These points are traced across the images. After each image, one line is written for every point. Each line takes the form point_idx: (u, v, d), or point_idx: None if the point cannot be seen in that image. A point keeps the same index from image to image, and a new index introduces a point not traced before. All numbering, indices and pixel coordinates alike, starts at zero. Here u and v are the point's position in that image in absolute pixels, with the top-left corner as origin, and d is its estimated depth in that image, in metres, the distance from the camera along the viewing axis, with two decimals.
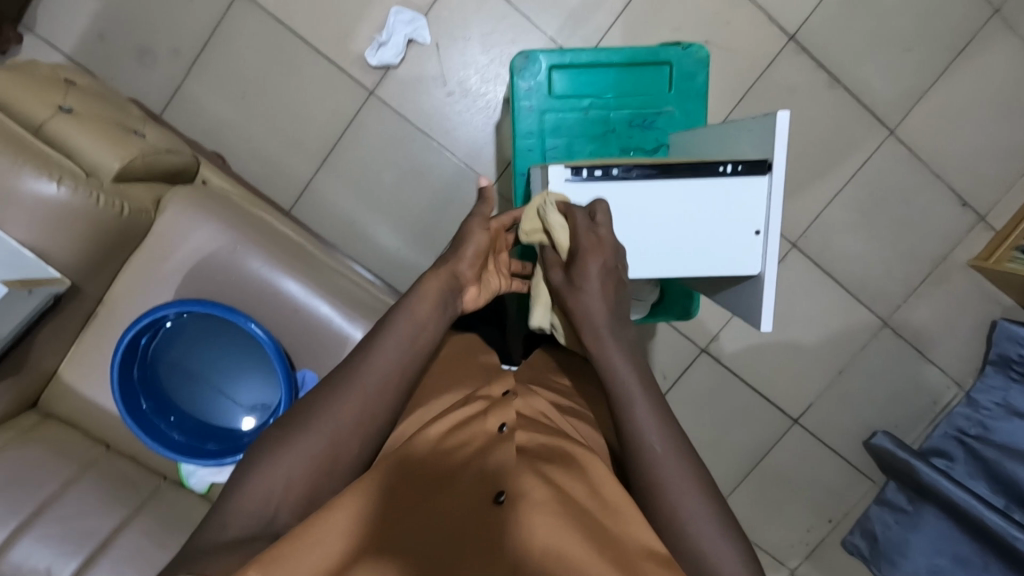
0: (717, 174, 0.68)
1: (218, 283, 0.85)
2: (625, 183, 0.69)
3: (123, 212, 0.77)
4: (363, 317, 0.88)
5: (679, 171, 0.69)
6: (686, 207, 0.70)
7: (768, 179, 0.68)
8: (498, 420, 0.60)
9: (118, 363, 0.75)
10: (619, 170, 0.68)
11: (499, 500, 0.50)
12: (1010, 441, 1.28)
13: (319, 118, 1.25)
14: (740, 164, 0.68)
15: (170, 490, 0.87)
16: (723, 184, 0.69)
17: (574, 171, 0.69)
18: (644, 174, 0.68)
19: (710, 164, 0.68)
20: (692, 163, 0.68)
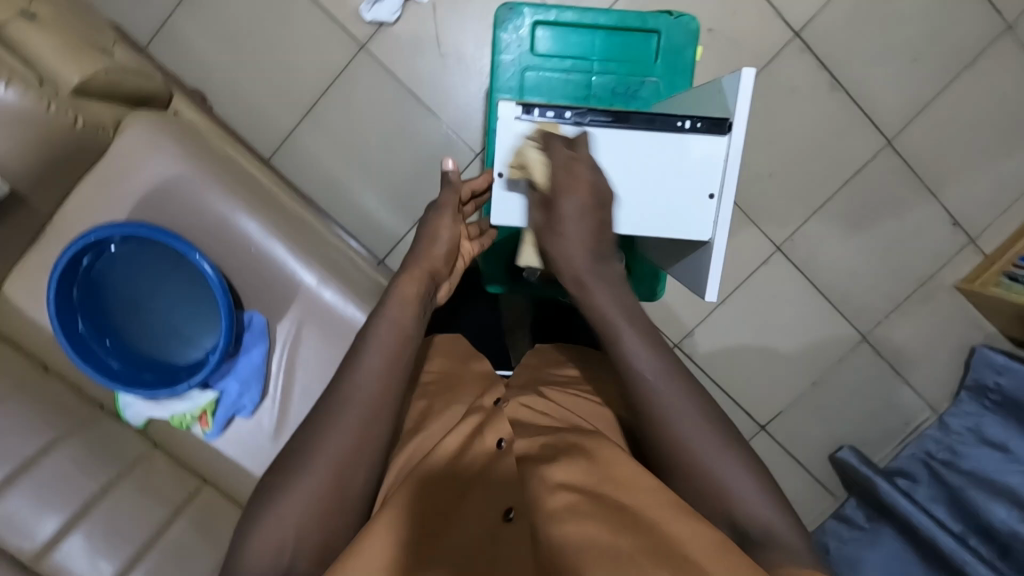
0: (675, 129, 0.68)
1: (172, 212, 0.83)
2: (578, 127, 0.69)
3: (76, 123, 0.75)
4: (319, 264, 0.87)
5: (636, 122, 0.69)
6: (639, 159, 0.70)
7: (726, 140, 0.68)
8: (495, 436, 0.61)
9: (55, 279, 0.72)
10: (573, 113, 0.68)
11: (510, 518, 0.52)
12: (977, 468, 1.26)
13: (308, 68, 1.22)
14: (699, 122, 0.68)
15: (104, 421, 0.85)
16: (679, 139, 0.69)
17: (526, 110, 0.69)
18: (599, 120, 0.68)
19: (669, 118, 0.68)
20: (649, 115, 0.68)
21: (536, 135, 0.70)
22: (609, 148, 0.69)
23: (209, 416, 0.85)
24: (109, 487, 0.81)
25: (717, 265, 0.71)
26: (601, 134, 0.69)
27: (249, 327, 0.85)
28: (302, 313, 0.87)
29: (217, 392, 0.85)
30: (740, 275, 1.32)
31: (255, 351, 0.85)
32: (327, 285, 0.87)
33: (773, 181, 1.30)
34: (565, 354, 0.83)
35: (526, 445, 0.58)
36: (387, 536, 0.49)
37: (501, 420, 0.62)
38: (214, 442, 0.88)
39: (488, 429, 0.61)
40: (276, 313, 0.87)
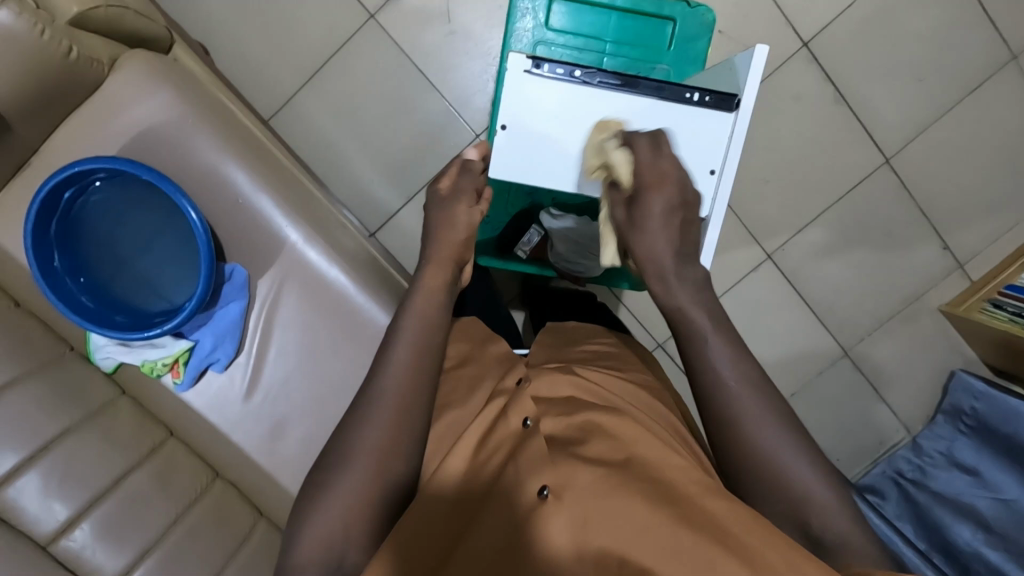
0: (683, 101, 0.70)
1: (161, 154, 0.82)
2: (586, 87, 0.70)
3: (70, 54, 0.73)
4: (306, 223, 0.86)
5: (645, 89, 0.70)
6: (645, 125, 0.70)
7: (731, 117, 0.70)
8: (519, 416, 0.60)
9: (34, 210, 0.71)
10: (582, 72, 0.70)
11: (544, 495, 0.51)
12: (946, 490, 1.25)
13: (315, 33, 1.21)
14: (707, 95, 0.69)
15: (71, 363, 0.83)
16: (689, 111, 0.70)
17: (535, 64, 0.69)
18: (609, 83, 0.70)
19: (679, 88, 0.69)
20: (660, 83, 0.69)
21: (542, 90, 0.70)
22: (614, 112, 0.71)
23: (181, 366, 0.84)
24: (71, 428, 0.79)
25: (712, 241, 0.70)
26: (609, 96, 0.70)
27: (229, 280, 0.84)
28: (287, 271, 0.86)
29: (192, 342, 0.83)
30: (729, 280, 1.32)
31: (234, 305, 0.84)
32: (311, 244, 0.86)
33: (770, 189, 1.30)
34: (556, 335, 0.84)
35: (552, 426, 0.58)
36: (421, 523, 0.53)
37: (525, 400, 0.62)
38: (183, 394, 0.86)
39: (514, 411, 0.60)
40: (261, 269, 0.86)
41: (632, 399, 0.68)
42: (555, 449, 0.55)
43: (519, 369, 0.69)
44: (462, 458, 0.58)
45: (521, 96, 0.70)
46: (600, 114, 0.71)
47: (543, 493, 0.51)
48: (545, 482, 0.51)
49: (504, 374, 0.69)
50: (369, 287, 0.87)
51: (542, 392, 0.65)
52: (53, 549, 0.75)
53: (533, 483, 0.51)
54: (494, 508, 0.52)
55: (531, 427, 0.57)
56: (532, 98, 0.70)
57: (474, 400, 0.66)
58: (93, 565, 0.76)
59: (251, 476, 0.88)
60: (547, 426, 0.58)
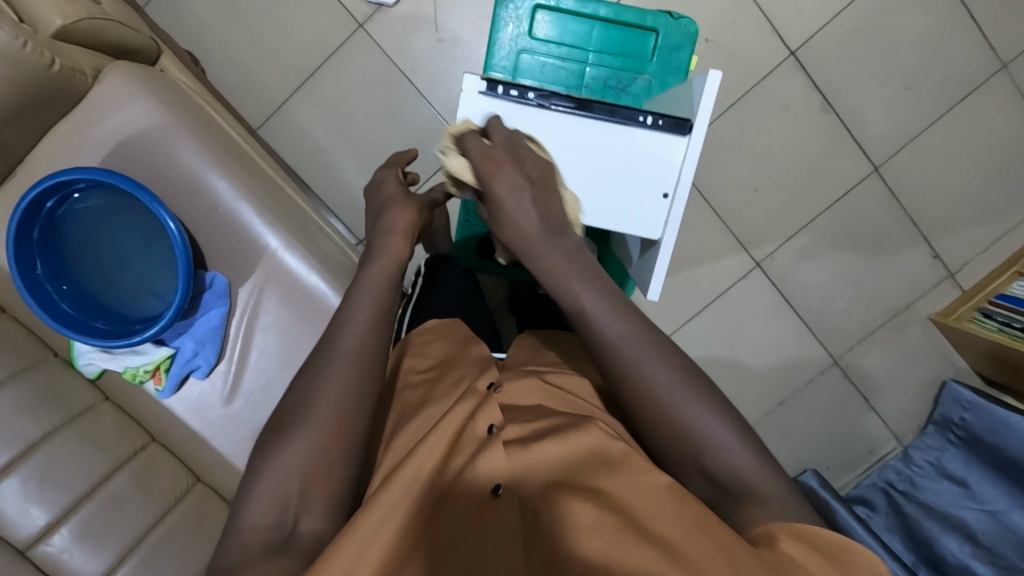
0: (636, 124, 0.70)
1: (143, 164, 0.83)
2: (538, 110, 0.70)
3: (53, 66, 0.74)
4: (286, 229, 0.87)
5: (598, 112, 0.70)
6: (597, 147, 0.71)
7: (685, 141, 0.71)
8: (485, 421, 0.59)
9: (16, 217, 0.72)
10: (535, 95, 0.70)
11: (497, 493, 0.54)
12: (934, 501, 1.25)
13: (305, 40, 1.22)
14: (660, 119, 0.70)
15: (53, 367, 0.84)
16: (642, 134, 0.71)
17: (489, 86, 0.69)
18: (562, 106, 0.70)
19: (631, 112, 0.70)
20: (613, 104, 0.70)
21: (498, 112, 0.71)
22: (569, 134, 0.71)
23: (163, 373, 0.85)
24: (53, 433, 0.80)
25: (664, 263, 0.73)
26: (562, 119, 0.71)
27: (210, 287, 0.85)
28: (262, 279, 0.87)
29: (172, 349, 0.84)
30: (716, 288, 1.32)
31: (214, 312, 0.85)
32: (291, 251, 0.87)
33: (759, 196, 1.30)
34: (534, 338, 0.82)
35: (518, 433, 0.59)
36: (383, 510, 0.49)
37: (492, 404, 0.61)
38: (166, 400, 0.87)
39: (481, 414, 0.60)
40: (241, 276, 0.87)
41: (603, 404, 0.67)
42: (517, 457, 0.56)
43: (492, 372, 0.67)
44: (429, 453, 0.55)
45: (476, 117, 0.71)
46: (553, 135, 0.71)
47: (496, 494, 0.54)
48: (499, 483, 0.54)
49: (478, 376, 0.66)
50: (348, 294, 0.88)
51: (509, 397, 0.65)
52: (32, 553, 0.76)
53: (487, 482, 0.54)
54: (455, 510, 0.52)
55: (495, 436, 0.58)
56: (487, 118, 0.71)
57: (449, 396, 0.63)
58: (70, 570, 0.77)
59: (231, 481, 0.89)
60: (512, 433, 0.59)
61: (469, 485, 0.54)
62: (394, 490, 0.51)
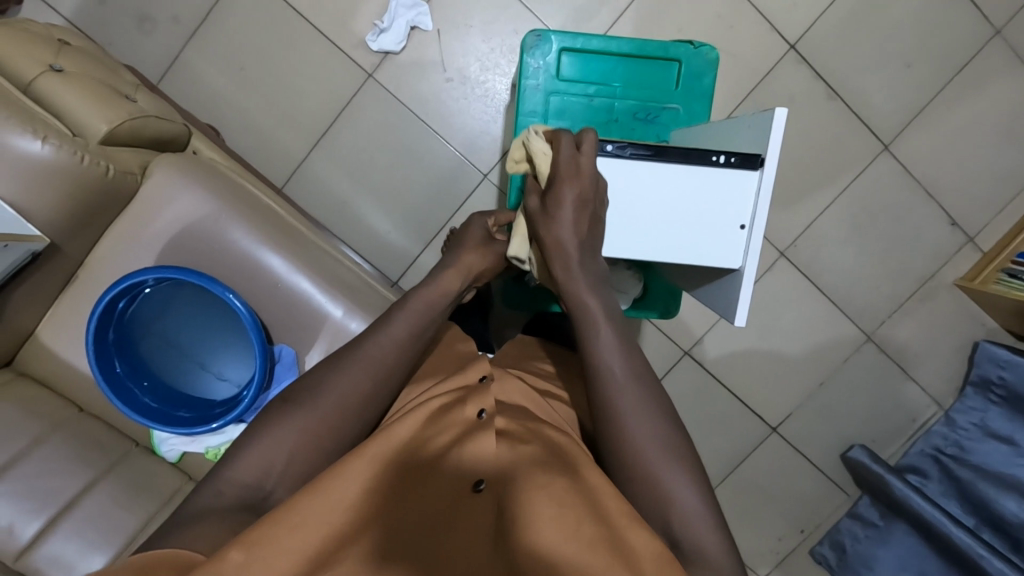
0: (710, 163, 0.71)
1: (202, 252, 0.86)
2: (618, 159, 0.71)
3: (107, 172, 0.77)
4: (343, 294, 0.90)
5: (673, 156, 0.71)
6: (674, 189, 0.72)
7: (758, 175, 0.71)
8: (477, 406, 0.63)
9: (93, 325, 0.74)
10: (614, 146, 0.70)
11: (479, 488, 0.56)
12: (985, 462, 1.28)
13: (317, 98, 1.25)
14: (733, 157, 0.70)
15: (138, 456, 0.88)
16: (716, 173, 0.71)
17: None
18: (639, 153, 0.71)
19: (705, 153, 0.70)
20: (687, 148, 0.70)
21: None
22: (647, 180, 0.72)
23: None
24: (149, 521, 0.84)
25: (747, 296, 0.73)
26: (641, 166, 0.71)
27: (279, 360, 0.86)
28: (328, 342, 0.88)
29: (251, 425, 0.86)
30: None
31: (285, 383, 0.86)
32: (352, 317, 0.89)
33: (776, 188, 1.33)
34: (521, 349, 0.89)
35: (505, 428, 0.61)
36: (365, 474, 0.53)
37: (486, 395, 0.65)
38: None
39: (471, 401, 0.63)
40: (305, 344, 0.88)
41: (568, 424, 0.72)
42: (502, 445, 0.59)
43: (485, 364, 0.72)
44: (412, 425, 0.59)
45: None
46: (630, 184, 0.72)
47: (478, 487, 0.56)
48: (483, 477, 0.57)
49: (468, 367, 0.72)
50: None
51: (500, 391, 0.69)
52: None
53: (472, 476, 0.57)
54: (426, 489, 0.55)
55: (485, 421, 0.61)
56: None
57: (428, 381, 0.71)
58: None
59: None
60: (500, 424, 0.62)
61: (452, 468, 0.57)
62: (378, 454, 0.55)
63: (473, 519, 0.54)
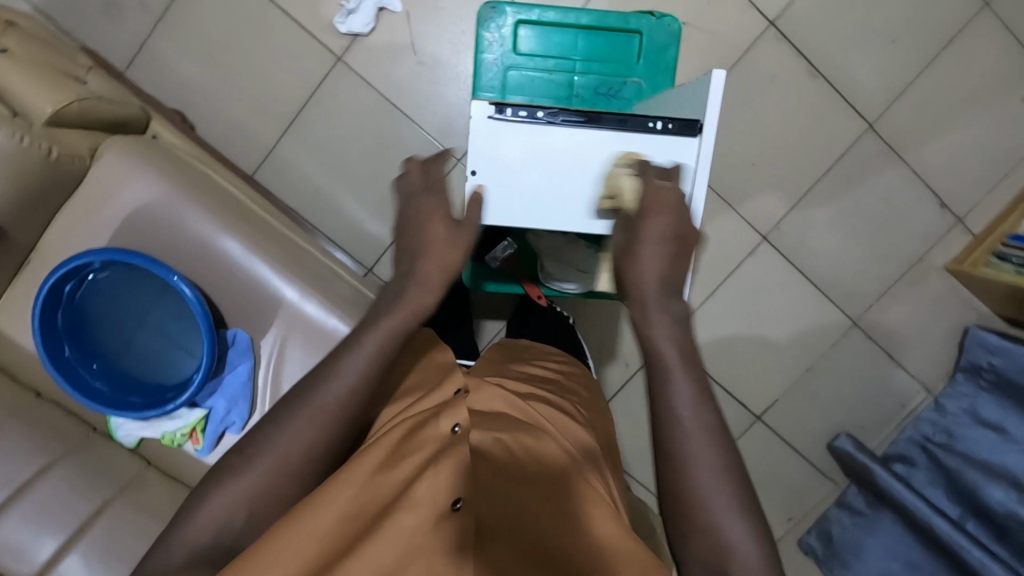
0: (647, 130, 0.69)
1: (152, 236, 0.84)
2: (550, 127, 0.70)
3: (50, 154, 0.76)
4: (300, 277, 0.88)
5: (608, 123, 0.69)
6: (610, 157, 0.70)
7: (697, 143, 0.69)
8: (450, 420, 0.58)
9: (38, 308, 0.74)
10: (544, 113, 0.69)
11: (457, 507, 0.49)
12: (973, 450, 1.26)
13: (286, 82, 1.23)
14: (671, 123, 0.68)
15: (97, 442, 0.87)
16: (655, 140, 0.69)
17: (496, 109, 0.69)
18: (569, 119, 0.69)
19: (642, 118, 0.69)
20: (623, 114, 0.69)
21: (506, 133, 0.70)
22: (581, 149, 0.70)
23: (200, 432, 0.87)
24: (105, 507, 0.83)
25: (688, 272, 0.71)
26: (573, 133, 0.70)
27: (233, 344, 0.86)
28: (282, 323, 0.88)
29: (206, 409, 0.86)
30: (726, 268, 1.32)
31: (241, 368, 0.86)
32: (308, 298, 0.88)
33: (758, 169, 1.29)
34: (505, 352, 0.89)
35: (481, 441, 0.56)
36: (332, 508, 0.52)
37: (460, 407, 0.60)
38: (206, 458, 0.89)
39: (445, 415, 0.58)
40: (260, 329, 0.88)
41: (557, 425, 0.68)
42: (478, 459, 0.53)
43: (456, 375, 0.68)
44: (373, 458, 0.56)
45: (484, 141, 0.71)
46: (563, 153, 0.71)
47: (455, 506, 0.50)
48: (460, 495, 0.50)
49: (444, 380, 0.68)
50: None
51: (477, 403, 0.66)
52: None
53: (448, 493, 0.50)
54: (399, 514, 0.49)
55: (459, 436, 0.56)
56: (495, 140, 0.71)
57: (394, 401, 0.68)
58: None
59: None
60: None
61: (425, 489, 0.50)
62: (343, 490, 0.53)
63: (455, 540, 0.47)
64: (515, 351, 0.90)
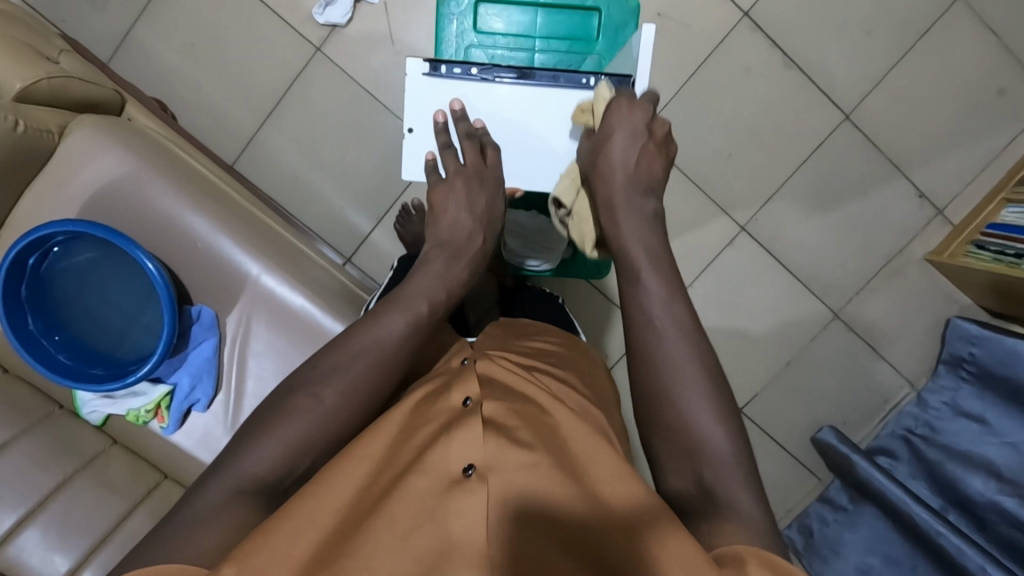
0: (580, 85, 0.76)
1: (119, 212, 0.86)
2: (483, 83, 0.76)
3: (17, 128, 0.78)
4: (266, 255, 0.90)
5: (541, 78, 0.76)
6: (545, 111, 0.77)
7: None
8: (461, 394, 0.56)
9: (2, 278, 0.75)
10: (478, 69, 0.76)
11: (469, 473, 0.47)
12: (953, 441, 1.24)
13: (266, 72, 1.25)
14: (603, 79, 0.76)
15: (61, 418, 0.87)
16: (588, 94, 0.76)
17: (432, 67, 0.75)
18: (505, 77, 0.76)
19: (574, 74, 0.76)
20: (556, 70, 0.76)
21: (443, 89, 0.76)
22: (517, 103, 0.77)
23: (165, 410, 0.87)
24: (66, 482, 0.83)
25: None
26: (507, 88, 0.76)
27: (198, 320, 0.88)
28: (245, 295, 0.89)
29: (170, 385, 0.87)
30: (705, 258, 1.32)
31: (205, 344, 0.88)
32: (269, 272, 0.90)
33: (735, 160, 1.30)
34: (507, 329, 0.79)
35: (495, 408, 0.53)
36: (348, 482, 0.50)
37: (471, 380, 0.58)
38: (172, 436, 0.89)
39: (457, 388, 0.57)
40: (226, 306, 0.90)
41: (568, 393, 0.64)
42: (491, 427, 0.51)
43: (464, 351, 0.66)
44: (385, 435, 0.54)
45: (422, 97, 0.76)
46: (500, 108, 0.77)
47: (467, 473, 0.47)
48: (472, 462, 0.48)
49: (451, 356, 0.66)
50: (338, 312, 0.91)
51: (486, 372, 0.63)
52: None
53: (461, 460, 0.48)
54: (412, 481, 0.47)
55: (470, 406, 0.54)
56: (432, 97, 0.76)
57: None
58: None
59: None
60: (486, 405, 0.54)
61: (439, 456, 0.49)
62: (357, 465, 0.51)
63: (466, 505, 0.45)
64: (518, 327, 0.80)
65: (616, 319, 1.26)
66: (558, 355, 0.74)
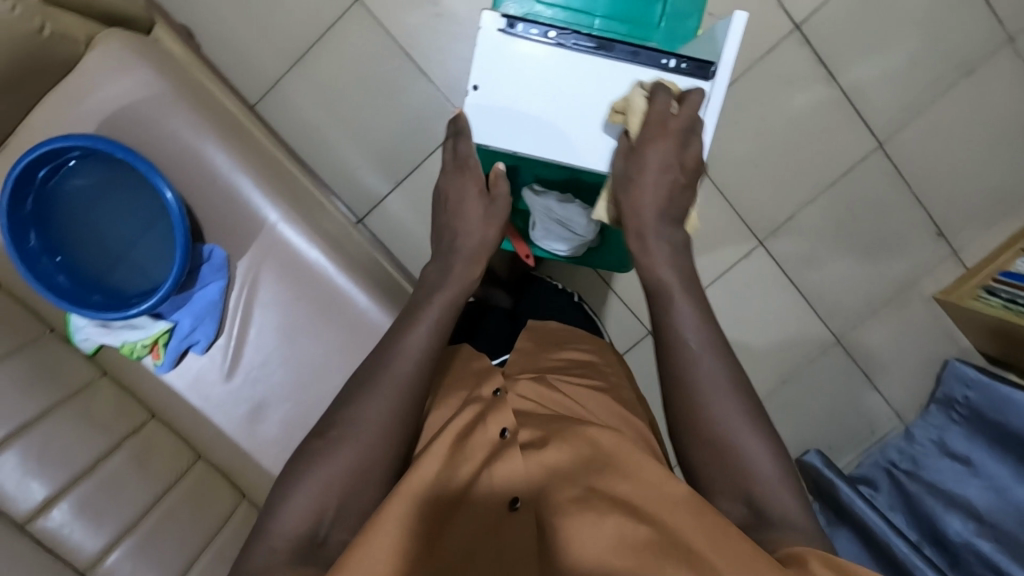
0: (659, 66, 0.75)
1: (135, 134, 0.82)
2: (559, 48, 0.75)
3: (42, 31, 0.73)
4: (286, 201, 0.87)
5: (619, 53, 0.75)
6: (622, 86, 0.76)
7: (708, 84, 0.75)
8: (496, 426, 0.62)
9: (9, 189, 0.71)
10: (556, 33, 0.74)
11: (514, 506, 0.55)
12: (937, 479, 1.26)
13: (301, 15, 1.20)
14: (684, 63, 0.74)
15: (51, 343, 0.83)
16: (666, 76, 0.75)
17: (508, 23, 0.74)
18: (584, 45, 0.75)
19: (654, 54, 0.75)
20: (638, 46, 0.75)
21: (516, 48, 0.75)
22: (592, 74, 0.75)
23: (162, 347, 0.85)
24: (52, 408, 0.79)
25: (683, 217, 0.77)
26: (583, 57, 0.75)
27: (208, 260, 0.84)
28: (269, 233, 0.86)
29: (171, 323, 0.84)
30: (719, 268, 1.31)
31: (212, 286, 0.85)
32: (288, 222, 0.86)
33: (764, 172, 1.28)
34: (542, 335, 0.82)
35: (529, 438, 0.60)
36: (402, 519, 0.50)
37: (504, 412, 0.63)
38: (166, 375, 0.87)
39: (491, 420, 0.62)
40: (238, 249, 0.86)
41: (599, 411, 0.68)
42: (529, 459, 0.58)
43: (497, 379, 0.69)
44: (435, 462, 0.56)
45: (493, 53, 0.75)
46: (573, 75, 0.75)
47: (513, 505, 0.55)
48: (516, 495, 0.56)
49: (479, 382, 0.69)
50: (353, 272, 0.88)
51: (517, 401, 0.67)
52: (31, 528, 0.74)
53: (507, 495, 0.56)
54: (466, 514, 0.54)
55: (507, 439, 0.60)
56: (502, 55, 0.75)
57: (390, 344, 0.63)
58: (71, 545, 0.76)
59: (235, 460, 0.89)
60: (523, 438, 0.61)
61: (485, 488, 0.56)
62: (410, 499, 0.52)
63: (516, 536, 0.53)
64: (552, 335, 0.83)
65: (621, 317, 1.26)
66: (586, 366, 0.77)
